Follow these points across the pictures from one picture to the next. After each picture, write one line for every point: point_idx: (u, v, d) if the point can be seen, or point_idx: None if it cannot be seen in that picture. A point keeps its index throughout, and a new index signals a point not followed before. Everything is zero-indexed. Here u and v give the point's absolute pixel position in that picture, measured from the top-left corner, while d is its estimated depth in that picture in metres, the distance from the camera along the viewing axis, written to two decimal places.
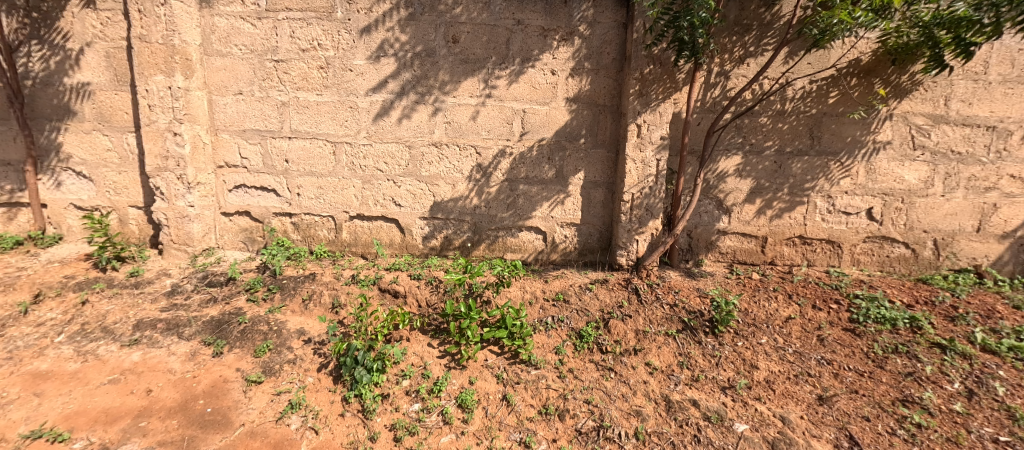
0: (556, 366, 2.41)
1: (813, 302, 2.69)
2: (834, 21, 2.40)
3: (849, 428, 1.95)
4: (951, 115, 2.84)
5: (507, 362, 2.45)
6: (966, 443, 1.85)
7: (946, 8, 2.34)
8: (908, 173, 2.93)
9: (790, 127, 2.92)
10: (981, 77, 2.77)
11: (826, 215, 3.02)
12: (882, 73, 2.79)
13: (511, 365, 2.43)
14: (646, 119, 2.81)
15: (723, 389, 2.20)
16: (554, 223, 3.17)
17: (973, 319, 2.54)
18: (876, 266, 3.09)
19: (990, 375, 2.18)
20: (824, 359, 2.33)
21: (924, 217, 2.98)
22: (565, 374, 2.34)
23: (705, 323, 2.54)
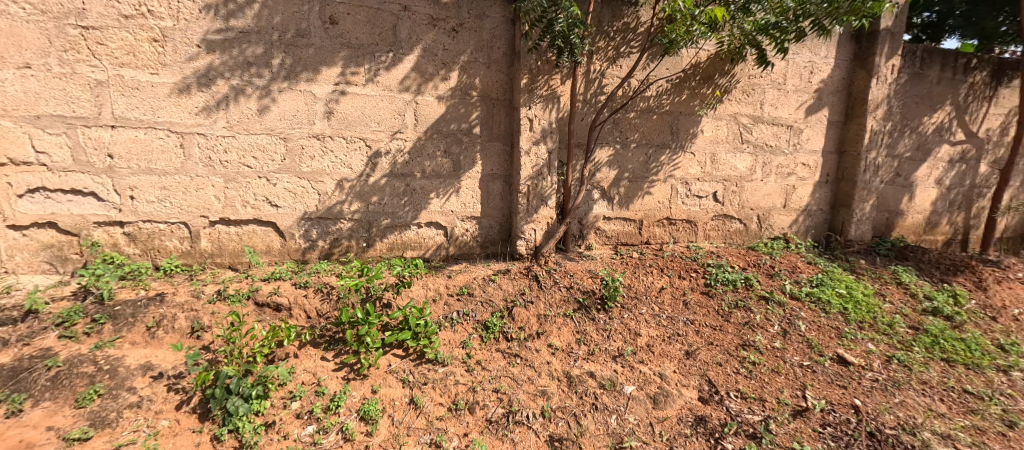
0: (463, 360, 2.37)
1: (679, 272, 3.13)
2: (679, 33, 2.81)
3: (708, 374, 2.33)
4: (765, 115, 3.57)
5: (413, 364, 2.33)
6: (784, 371, 2.38)
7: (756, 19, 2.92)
8: (739, 162, 3.60)
9: (654, 122, 3.34)
10: (783, 86, 3.56)
11: (685, 199, 3.55)
12: (717, 77, 3.38)
13: (417, 366, 2.32)
14: (536, 113, 2.94)
15: (615, 357, 2.43)
16: (454, 218, 3.12)
17: (784, 275, 3.25)
18: (721, 239, 3.73)
19: (797, 317, 2.82)
20: (689, 320, 2.73)
21: (751, 197, 3.70)
22: (473, 367, 2.32)
23: (597, 300, 2.75)
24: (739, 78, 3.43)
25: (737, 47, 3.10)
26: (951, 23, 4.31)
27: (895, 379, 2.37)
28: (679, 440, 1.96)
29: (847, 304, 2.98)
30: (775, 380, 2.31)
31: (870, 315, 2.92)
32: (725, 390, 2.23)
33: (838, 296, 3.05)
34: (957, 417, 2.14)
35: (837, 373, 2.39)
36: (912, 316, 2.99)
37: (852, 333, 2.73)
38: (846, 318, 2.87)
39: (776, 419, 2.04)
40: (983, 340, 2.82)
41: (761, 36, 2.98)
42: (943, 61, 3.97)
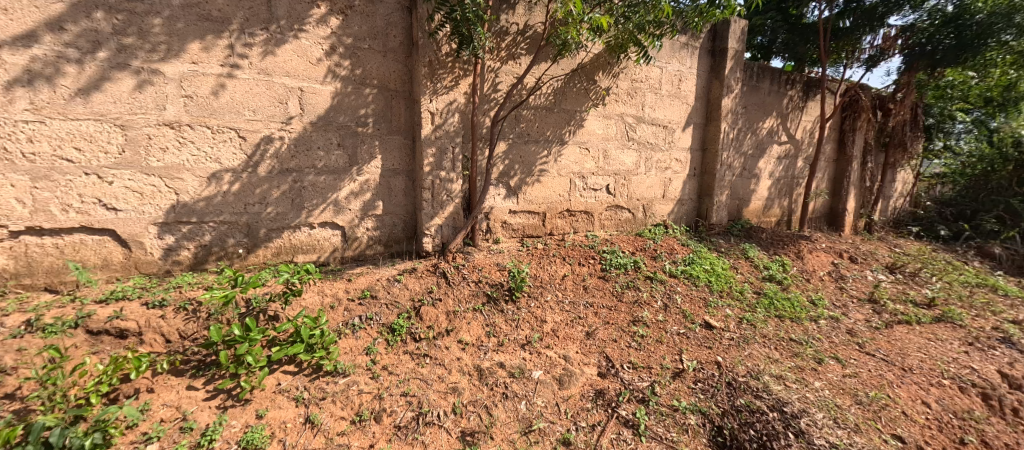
0: (367, 368, 2.18)
1: (579, 260, 3.30)
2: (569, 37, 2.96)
3: (606, 351, 2.51)
4: (645, 116, 3.97)
5: (308, 379, 2.08)
6: (665, 340, 2.68)
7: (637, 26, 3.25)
8: (626, 157, 3.95)
9: (552, 118, 3.48)
10: (659, 89, 3.99)
11: (582, 192, 3.79)
12: (603, 77, 3.66)
13: (313, 381, 2.07)
14: (438, 106, 2.84)
15: (523, 345, 2.45)
16: (352, 217, 2.86)
17: (664, 256, 3.66)
18: (614, 228, 4.06)
19: (674, 291, 3.21)
20: (589, 303, 2.89)
21: (637, 189, 4.10)
22: (378, 373, 2.15)
23: (505, 292, 2.74)
24: (622, 80, 3.76)
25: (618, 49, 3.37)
26: (780, 41, 5.34)
27: (745, 336, 2.85)
28: (581, 415, 2.09)
29: (712, 278, 3.49)
30: (659, 348, 2.59)
31: (728, 286, 3.46)
32: (619, 363, 2.43)
33: (705, 272, 3.55)
34: (787, 361, 2.66)
35: (706, 337, 2.77)
36: (756, 283, 3.63)
37: (715, 301, 3.20)
38: (711, 290, 3.35)
39: (660, 383, 2.30)
40: (802, 298, 3.55)
41: (635, 41, 3.28)
42: (772, 75, 4.86)
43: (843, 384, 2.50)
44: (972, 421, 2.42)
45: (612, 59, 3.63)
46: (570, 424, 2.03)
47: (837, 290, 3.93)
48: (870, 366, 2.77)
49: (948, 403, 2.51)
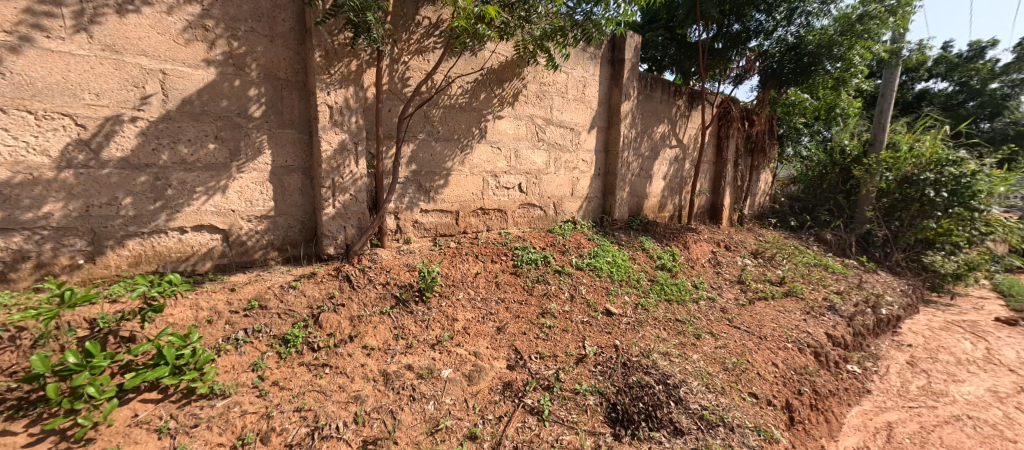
0: (253, 385, 1.95)
1: (491, 257, 3.29)
2: (466, 29, 2.90)
3: (515, 344, 2.58)
4: (553, 118, 4.15)
5: (176, 405, 1.79)
6: (570, 329, 2.83)
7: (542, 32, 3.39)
8: (536, 157, 4.09)
9: (465, 118, 3.49)
10: (565, 93, 4.20)
11: (494, 190, 3.82)
12: (512, 79, 3.74)
13: (182, 407, 1.79)
14: (336, 100, 2.66)
15: (432, 346, 2.41)
16: (236, 218, 2.55)
17: (572, 250, 3.86)
18: (527, 225, 4.17)
19: (580, 283, 3.40)
20: (500, 299, 2.91)
21: (547, 188, 4.27)
22: (266, 390, 1.94)
23: (415, 293, 2.65)
24: (529, 80, 3.87)
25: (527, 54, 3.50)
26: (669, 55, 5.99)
27: (639, 319, 3.15)
28: (489, 408, 2.12)
29: (613, 269, 3.77)
30: (564, 337, 2.74)
31: (627, 275, 3.77)
32: (527, 354, 2.51)
33: (607, 263, 3.83)
34: (673, 339, 2.99)
35: (606, 324, 2.99)
36: (650, 272, 4.01)
37: (615, 290, 3.48)
38: (612, 280, 3.62)
39: (564, 369, 2.43)
40: (687, 283, 4.02)
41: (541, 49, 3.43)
42: (663, 85, 5.40)
43: (715, 355, 2.90)
44: (806, 376, 3.07)
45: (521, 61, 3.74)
46: (477, 418, 2.05)
47: (715, 274, 4.52)
48: (737, 337, 3.24)
49: (791, 362, 3.12)
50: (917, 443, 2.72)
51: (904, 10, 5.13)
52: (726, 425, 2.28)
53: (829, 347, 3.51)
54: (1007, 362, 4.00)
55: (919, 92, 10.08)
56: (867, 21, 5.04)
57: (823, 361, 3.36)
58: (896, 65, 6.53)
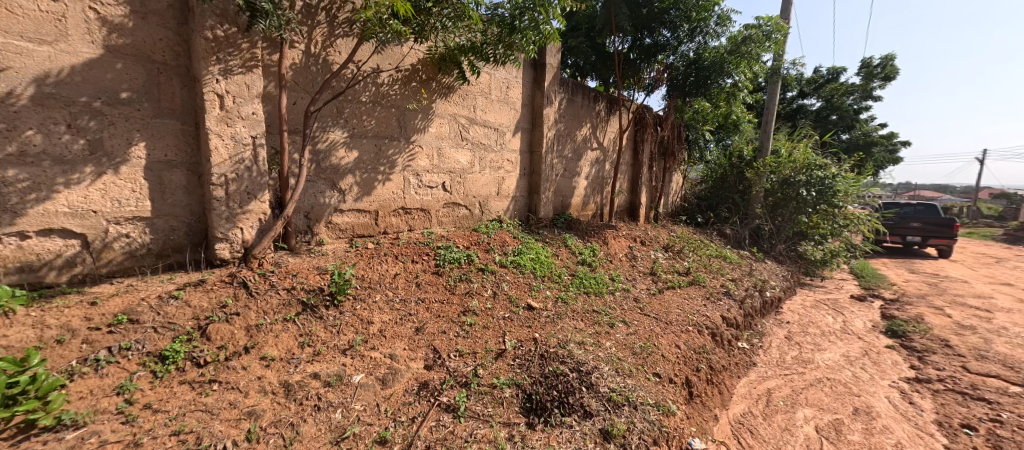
0: (118, 410, 1.68)
1: (412, 258, 3.17)
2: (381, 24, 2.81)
3: (434, 343, 2.54)
4: (477, 118, 4.14)
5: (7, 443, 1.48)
6: (491, 325, 2.85)
7: (453, 42, 3.45)
8: (459, 157, 4.02)
9: (384, 115, 3.34)
10: (488, 94, 4.21)
11: (417, 189, 3.67)
12: (434, 78, 3.67)
13: (15, 445, 1.48)
14: (228, 88, 2.39)
15: (343, 351, 2.28)
16: (100, 221, 2.19)
17: (497, 248, 3.86)
18: (452, 224, 4.05)
19: (503, 280, 3.41)
20: (420, 299, 2.84)
21: (472, 187, 4.21)
22: (135, 415, 1.68)
23: (325, 298, 2.48)
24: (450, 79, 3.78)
25: (444, 56, 3.50)
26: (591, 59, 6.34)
27: (559, 312, 3.28)
28: (403, 410, 2.07)
29: (536, 265, 3.85)
30: (485, 333, 2.76)
31: (549, 271, 3.88)
32: (446, 352, 2.49)
33: (531, 260, 3.89)
34: (588, 329, 3.17)
35: (527, 318, 3.06)
36: (571, 267, 4.18)
37: (537, 285, 3.57)
38: (535, 275, 3.70)
39: (483, 365, 2.46)
40: (604, 276, 4.25)
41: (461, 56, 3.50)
42: (584, 90, 5.64)
43: (625, 341, 3.14)
44: (703, 354, 3.44)
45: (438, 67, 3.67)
46: (388, 421, 1.98)
47: (630, 267, 4.84)
48: (647, 324, 3.52)
49: (691, 343, 3.46)
50: (788, 403, 3.20)
51: (778, 37, 5.94)
52: (631, 404, 2.48)
53: (723, 328, 3.96)
54: (857, 331, 4.81)
55: (795, 106, 11.73)
56: (749, 43, 5.73)
57: (717, 340, 3.78)
58: (776, 81, 7.50)
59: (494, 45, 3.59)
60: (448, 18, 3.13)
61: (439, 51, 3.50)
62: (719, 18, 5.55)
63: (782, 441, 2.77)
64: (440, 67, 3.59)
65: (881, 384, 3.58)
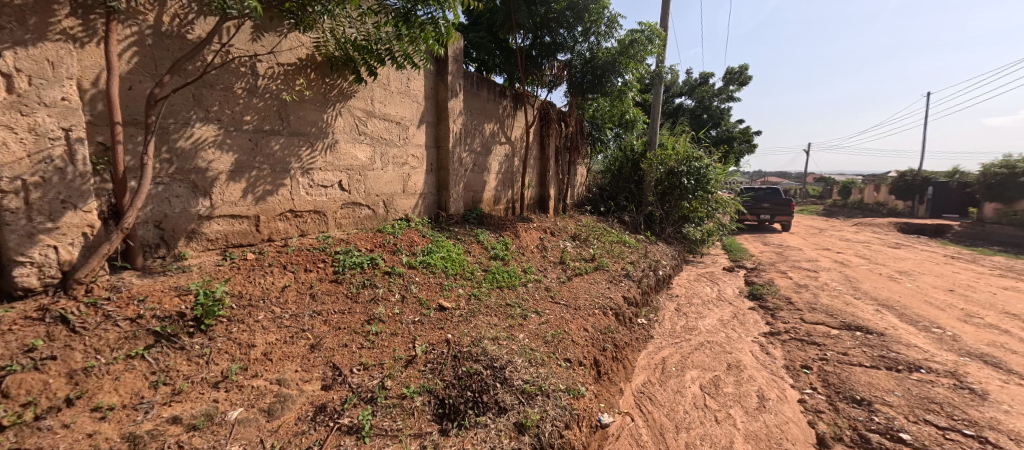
0: None
1: (305, 266, 2.81)
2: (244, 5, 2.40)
3: (333, 359, 2.29)
4: (376, 110, 3.74)
5: None
6: (400, 331, 2.67)
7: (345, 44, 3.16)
8: (358, 152, 3.59)
9: (258, 105, 2.84)
10: (387, 86, 3.84)
11: (308, 189, 3.21)
12: (329, 77, 3.29)
13: None
14: (21, 65, 1.84)
15: (215, 384, 1.93)
16: None
17: (405, 249, 3.58)
18: (353, 226, 3.60)
19: (411, 282, 3.20)
20: (315, 313, 2.52)
21: (375, 185, 3.79)
22: None
23: (188, 324, 2.07)
24: (347, 81, 3.42)
25: (338, 55, 3.18)
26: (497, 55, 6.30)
27: (472, 309, 3.20)
28: (294, 442, 1.83)
29: (448, 263, 3.69)
30: (393, 341, 2.56)
31: (462, 268, 3.75)
32: (347, 368, 2.26)
33: (442, 259, 3.71)
34: (502, 323, 3.16)
35: (439, 320, 2.92)
36: (484, 262, 4.10)
37: (449, 284, 3.43)
38: (447, 274, 3.56)
39: (390, 376, 2.29)
40: (517, 269, 4.27)
41: (355, 53, 3.22)
42: (489, 85, 5.57)
43: (537, 331, 3.19)
44: (609, 334, 3.65)
45: (330, 71, 3.26)
46: None
47: (541, 258, 4.95)
48: (557, 312, 3.63)
49: (597, 325, 3.65)
50: (678, 368, 3.55)
51: (659, 42, 6.53)
52: (544, 393, 2.51)
53: (625, 308, 4.26)
54: (728, 297, 5.58)
55: (675, 105, 13.18)
56: (634, 46, 6.19)
57: (620, 320, 4.06)
58: (660, 84, 8.29)
59: (391, 40, 3.32)
60: (327, 7, 2.80)
61: (333, 51, 3.17)
62: (609, 20, 5.90)
63: (675, 403, 3.05)
64: (333, 66, 3.22)
65: (747, 341, 4.16)
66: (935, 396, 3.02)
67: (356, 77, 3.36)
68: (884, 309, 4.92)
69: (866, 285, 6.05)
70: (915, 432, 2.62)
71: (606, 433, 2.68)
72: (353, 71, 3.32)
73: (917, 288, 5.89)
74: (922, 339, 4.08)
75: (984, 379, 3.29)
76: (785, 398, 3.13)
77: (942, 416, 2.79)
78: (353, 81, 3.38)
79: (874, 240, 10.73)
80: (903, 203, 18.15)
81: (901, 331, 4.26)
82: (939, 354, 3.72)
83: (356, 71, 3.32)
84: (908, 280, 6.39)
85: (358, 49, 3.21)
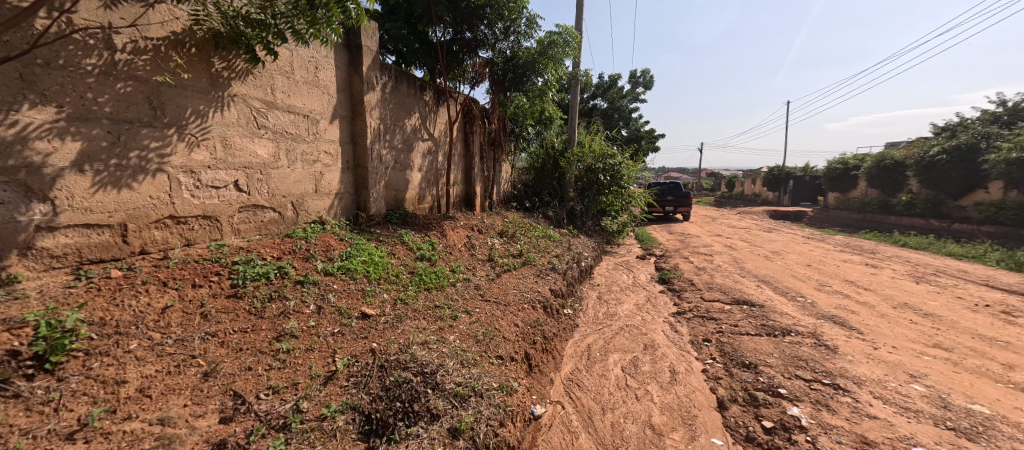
0: None
1: (193, 281, 2.41)
2: None
3: (234, 386, 1.98)
4: (278, 101, 3.34)
5: None
6: (317, 346, 2.41)
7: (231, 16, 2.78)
8: (257, 148, 3.17)
9: (119, 89, 2.36)
10: (291, 75, 3.44)
11: (195, 191, 2.75)
12: (216, 57, 2.84)
13: None
14: None
15: (68, 436, 1.55)
16: None
17: (319, 255, 3.24)
18: (254, 232, 3.19)
19: (329, 291, 2.92)
20: (208, 334, 2.17)
21: (280, 185, 3.39)
22: None
23: (25, 365, 1.67)
24: (240, 63, 2.99)
25: (224, 32, 2.80)
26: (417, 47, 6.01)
27: (398, 314, 3.01)
28: None
29: (370, 267, 3.43)
30: (308, 358, 2.30)
31: (384, 271, 3.51)
32: (252, 395, 1.97)
33: (363, 263, 3.43)
34: (431, 326, 3.02)
35: (361, 329, 2.69)
36: (410, 264, 3.89)
37: (372, 289, 3.19)
38: (369, 279, 3.30)
39: (306, 396, 2.05)
40: (445, 269, 4.13)
41: (246, 28, 2.87)
42: (409, 79, 5.29)
43: (468, 331, 3.10)
44: (538, 327, 3.69)
45: (216, 49, 2.82)
46: None
47: (469, 256, 4.86)
48: (488, 310, 3.57)
49: (527, 319, 3.68)
50: (602, 353, 3.71)
51: (575, 44, 6.79)
52: (477, 394, 2.44)
53: (552, 300, 4.35)
54: (642, 283, 6.00)
55: (589, 106, 13.90)
56: (553, 47, 6.34)
57: (548, 312, 4.13)
58: (577, 84, 8.64)
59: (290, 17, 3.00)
60: None
61: (218, 25, 2.77)
62: (528, 20, 5.96)
63: (601, 386, 3.17)
64: (220, 44, 2.79)
65: (659, 321, 4.49)
66: (804, 354, 3.51)
67: (251, 57, 2.96)
68: (763, 284, 5.67)
69: (749, 264, 6.94)
70: (789, 386, 3.01)
71: (539, 424, 2.69)
72: (246, 51, 2.92)
73: (784, 264, 6.92)
74: (791, 306, 4.75)
75: (834, 336, 3.91)
76: (692, 370, 3.42)
77: (808, 370, 3.24)
78: (247, 62, 2.97)
79: (754, 226, 12.38)
80: (773, 194, 21.25)
81: (776, 302, 4.91)
82: (804, 318, 4.36)
83: (250, 50, 2.94)
84: (778, 258, 7.47)
85: (249, 23, 2.86)
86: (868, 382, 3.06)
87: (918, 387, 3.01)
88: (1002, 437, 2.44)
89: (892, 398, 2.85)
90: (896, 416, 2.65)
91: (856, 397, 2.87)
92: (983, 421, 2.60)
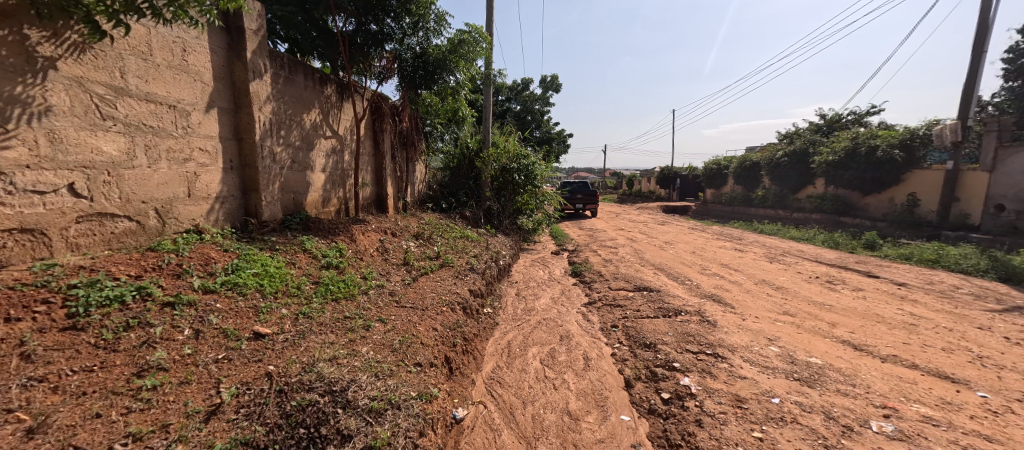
0: None
1: (7, 314, 1.89)
2: None
3: (74, 441, 1.58)
4: (132, 88, 2.78)
5: None
6: (195, 377, 2.04)
7: None
8: (104, 144, 2.61)
9: None
10: (148, 57, 2.89)
11: (7, 198, 2.17)
12: (36, 27, 2.27)
13: None
14: None
15: None
16: None
17: (195, 270, 2.77)
18: (102, 246, 2.62)
19: (210, 311, 2.50)
20: (32, 380, 1.71)
21: (138, 188, 2.83)
22: None
23: None
24: (74, 37, 2.44)
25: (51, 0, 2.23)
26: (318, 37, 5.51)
27: (300, 331, 2.70)
28: None
29: (263, 280, 3.03)
30: (182, 393, 1.94)
31: (282, 283, 3.13)
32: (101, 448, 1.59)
33: (254, 276, 3.02)
34: (340, 340, 2.76)
35: (252, 351, 2.35)
36: (314, 274, 3.52)
37: (267, 305, 2.82)
38: (262, 294, 2.91)
39: (181, 440, 1.73)
40: (355, 277, 3.82)
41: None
42: (305, 70, 4.80)
43: (383, 340, 2.91)
44: (457, 329, 3.60)
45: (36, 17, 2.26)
46: None
47: (383, 261, 4.58)
48: (404, 316, 3.39)
49: (446, 322, 3.56)
50: (521, 348, 3.75)
51: (486, 46, 6.79)
52: (394, 406, 2.28)
53: (471, 300, 4.28)
54: (557, 277, 6.24)
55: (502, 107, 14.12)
56: (463, 47, 6.25)
57: (467, 313, 4.06)
58: (491, 85, 8.67)
59: None
60: None
61: None
62: (437, 17, 5.80)
63: (521, 381, 3.20)
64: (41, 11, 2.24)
65: (573, 312, 4.69)
66: (693, 330, 3.91)
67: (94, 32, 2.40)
68: (660, 271, 6.27)
69: (647, 253, 7.63)
70: (681, 360, 3.33)
71: (461, 428, 2.61)
72: (87, 23, 2.36)
73: (673, 252, 7.78)
74: (681, 289, 5.31)
75: (714, 312, 4.45)
76: (603, 355, 3.62)
77: (695, 343, 3.63)
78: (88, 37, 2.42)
79: (651, 219, 13.68)
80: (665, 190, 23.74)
81: (669, 286, 5.45)
82: (691, 299, 4.89)
83: (93, 24, 2.37)
84: (669, 247, 8.34)
85: None
86: (739, 348, 3.52)
87: (773, 348, 3.54)
88: (830, 381, 2.97)
89: (756, 359, 3.31)
90: (760, 374, 3.08)
91: (731, 361, 3.28)
92: (818, 369, 3.14)
